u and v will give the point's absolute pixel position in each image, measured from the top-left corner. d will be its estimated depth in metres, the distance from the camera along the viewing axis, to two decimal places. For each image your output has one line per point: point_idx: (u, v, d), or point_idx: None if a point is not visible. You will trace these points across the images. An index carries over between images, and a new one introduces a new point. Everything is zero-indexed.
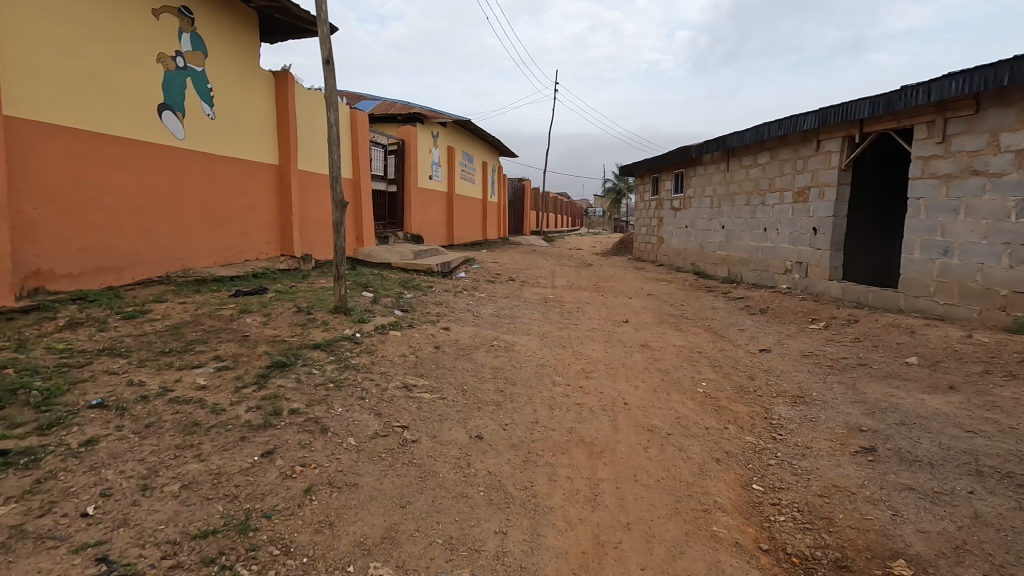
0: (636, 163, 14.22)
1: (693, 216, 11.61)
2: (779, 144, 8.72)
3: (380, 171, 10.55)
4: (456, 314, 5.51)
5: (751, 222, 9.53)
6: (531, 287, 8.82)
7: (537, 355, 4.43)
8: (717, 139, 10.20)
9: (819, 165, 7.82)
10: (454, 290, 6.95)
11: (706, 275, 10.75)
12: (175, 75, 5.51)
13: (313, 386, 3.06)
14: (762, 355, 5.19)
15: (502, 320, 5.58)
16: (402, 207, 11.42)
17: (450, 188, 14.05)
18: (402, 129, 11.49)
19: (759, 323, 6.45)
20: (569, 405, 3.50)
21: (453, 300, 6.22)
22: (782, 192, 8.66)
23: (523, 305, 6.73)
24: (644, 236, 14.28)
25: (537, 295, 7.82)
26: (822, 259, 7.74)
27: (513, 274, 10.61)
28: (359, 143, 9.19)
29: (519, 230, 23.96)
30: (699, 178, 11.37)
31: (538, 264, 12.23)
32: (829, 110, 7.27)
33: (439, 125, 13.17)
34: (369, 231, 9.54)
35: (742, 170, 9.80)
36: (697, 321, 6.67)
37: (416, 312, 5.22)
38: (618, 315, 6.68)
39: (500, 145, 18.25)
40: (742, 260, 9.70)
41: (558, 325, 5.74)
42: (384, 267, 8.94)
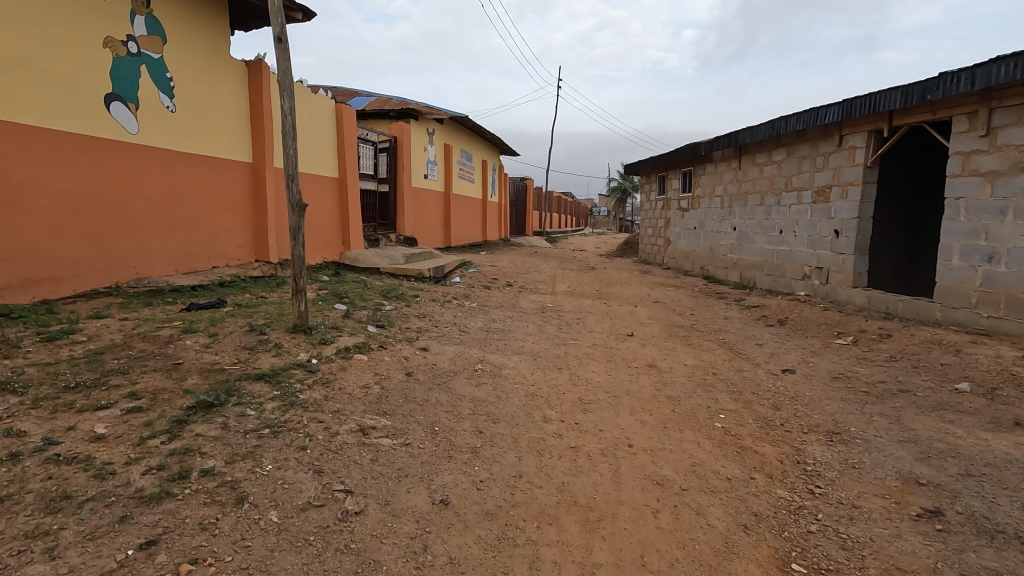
0: (642, 161, 13.57)
1: (702, 217, 10.98)
2: (796, 140, 8.09)
3: (370, 169, 9.96)
4: (440, 329, 4.91)
5: (765, 224, 8.90)
6: (529, 294, 8.21)
7: (528, 381, 3.82)
8: (728, 135, 9.56)
9: (842, 162, 7.19)
10: (443, 299, 6.34)
11: (716, 280, 10.12)
12: (127, 62, 4.94)
13: (241, 434, 2.47)
14: (786, 377, 4.56)
15: (492, 336, 4.97)
16: (396, 208, 10.86)
17: (448, 188, 13.47)
18: (395, 125, 10.91)
19: (779, 337, 5.81)
20: (561, 451, 2.89)
21: (439, 312, 5.61)
22: (800, 191, 8.03)
23: (518, 316, 6.12)
24: (650, 238, 13.64)
25: (534, 304, 7.22)
26: (845, 265, 7.11)
27: (511, 278, 10.01)
28: (345, 141, 8.62)
29: (521, 231, 23.35)
30: (709, 177, 10.73)
31: (538, 268, 11.61)
32: (855, 102, 6.64)
33: (435, 121, 12.59)
34: (357, 234, 8.98)
35: (756, 169, 9.15)
36: (710, 334, 6.04)
37: (394, 328, 4.62)
38: (622, 328, 6.06)
39: (500, 143, 17.64)
40: (756, 264, 9.07)
41: (555, 341, 5.13)
42: (372, 272, 8.38)
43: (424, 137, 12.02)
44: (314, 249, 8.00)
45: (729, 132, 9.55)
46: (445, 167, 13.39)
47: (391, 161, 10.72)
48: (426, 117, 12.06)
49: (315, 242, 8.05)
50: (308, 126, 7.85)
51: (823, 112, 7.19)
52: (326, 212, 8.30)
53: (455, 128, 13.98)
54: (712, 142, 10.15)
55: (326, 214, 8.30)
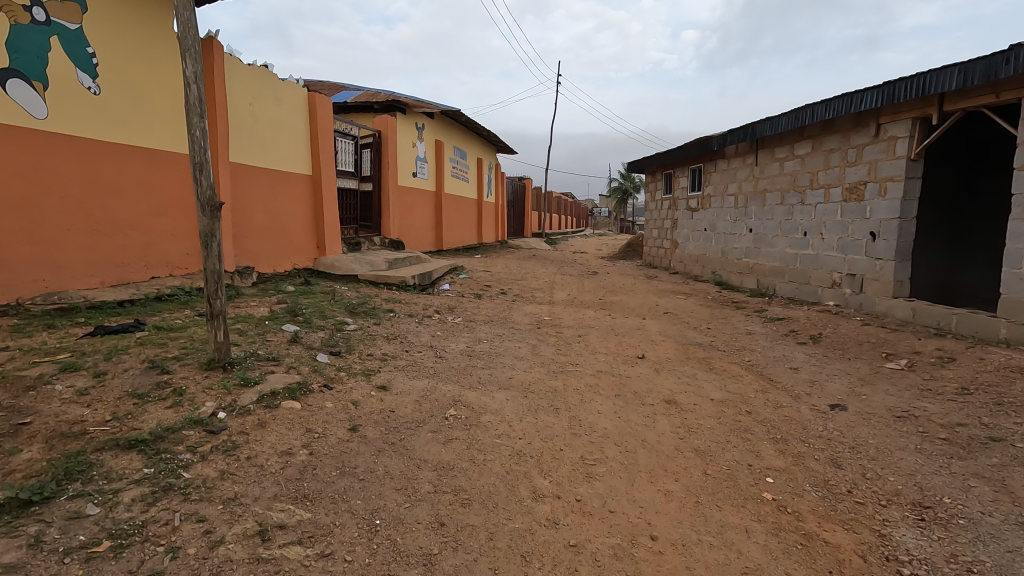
0: (646, 158, 12.69)
1: (714, 218, 10.13)
2: (823, 131, 7.23)
3: (351, 167, 9.07)
4: (410, 355, 4.02)
5: (786, 225, 8.05)
6: (524, 305, 7.33)
7: (516, 431, 2.94)
8: (745, 126, 8.69)
9: (879, 155, 6.33)
10: (422, 314, 5.46)
11: (729, 287, 9.27)
12: (31, 31, 4.07)
13: (55, 560, 1.58)
14: (838, 416, 3.68)
15: (475, 364, 4.08)
16: (380, 208, 10.01)
17: (440, 188, 12.61)
18: (379, 119, 10.05)
19: (817, 360, 4.92)
20: (556, 555, 2.01)
21: (414, 332, 4.73)
22: (828, 188, 7.17)
23: (509, 334, 5.23)
24: (655, 240, 12.77)
25: (529, 317, 6.33)
26: (884, 272, 6.25)
27: (505, 286, 9.14)
28: (320, 133, 7.76)
29: (519, 232, 22.46)
30: (722, 174, 9.85)
31: (535, 273, 10.73)
32: (899, 85, 5.77)
33: (425, 115, 11.73)
34: (334, 237, 8.13)
35: (776, 164, 8.28)
36: (734, 355, 5.15)
37: (351, 356, 3.73)
38: (631, 348, 5.16)
39: (497, 140, 16.78)
40: (775, 270, 8.23)
41: (552, 368, 4.24)
42: (349, 280, 7.56)
43: (412, 133, 11.16)
44: (283, 254, 7.15)
45: (746, 123, 8.68)
46: (436, 165, 12.53)
47: (375, 158, 9.86)
48: (414, 111, 11.18)
49: (285, 247, 7.20)
50: (276, 116, 7.00)
51: (859, 97, 6.32)
52: (298, 213, 7.45)
53: (447, 123, 13.11)
54: (725, 136, 9.28)
55: (297, 215, 7.45)
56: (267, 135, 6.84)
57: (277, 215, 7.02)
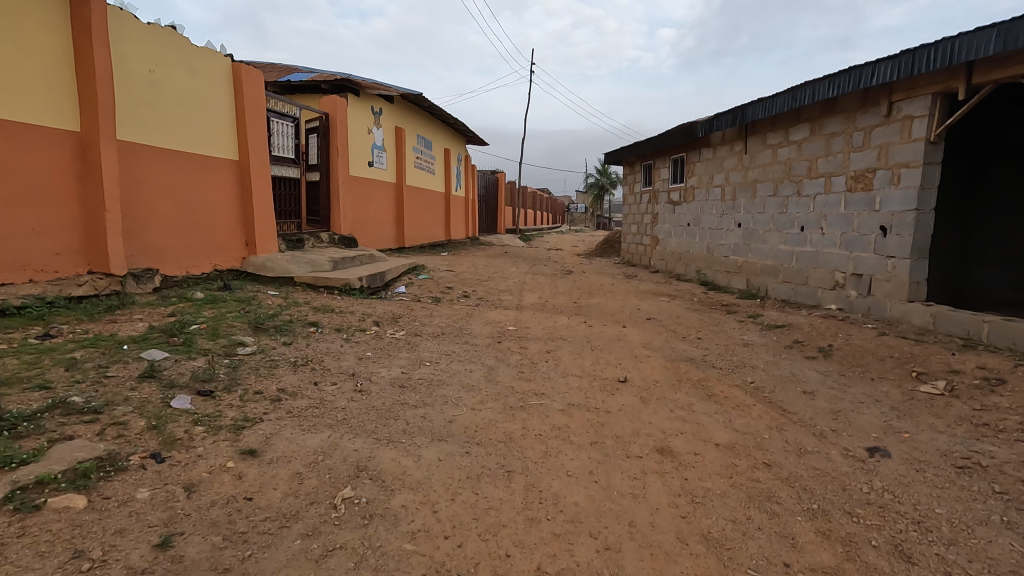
0: (624, 148, 11.81)
1: (697, 211, 9.31)
2: (824, 112, 6.42)
3: (291, 153, 7.94)
4: (318, 391, 3.00)
5: (780, 218, 7.23)
6: (487, 312, 6.35)
7: (441, 524, 1.94)
8: (735, 109, 7.84)
9: (891, 137, 5.52)
10: (355, 328, 4.43)
11: (716, 287, 8.46)
12: None
13: None
14: (884, 467, 2.79)
15: (407, 400, 3.08)
16: (329, 201, 8.93)
17: (401, 179, 11.54)
18: (327, 100, 8.93)
19: (834, 382, 4.05)
20: None
21: (336, 354, 3.69)
22: (830, 177, 6.36)
23: (462, 352, 4.22)
24: (634, 236, 11.92)
25: (490, 328, 5.34)
26: (896, 272, 5.45)
27: (468, 288, 8.16)
28: (247, 111, 6.61)
29: (491, 228, 21.43)
30: (707, 164, 9.02)
31: (504, 272, 9.76)
32: (924, 54, 4.93)
33: (382, 98, 10.63)
34: (268, 233, 7.00)
35: (768, 151, 7.46)
36: (734, 375, 4.24)
37: (228, 397, 2.70)
38: (611, 368, 4.21)
39: (466, 130, 15.75)
40: (768, 269, 7.42)
41: (509, 403, 3.26)
42: (284, 283, 6.57)
43: (367, 117, 10.07)
44: (200, 254, 6.02)
45: (736, 106, 7.83)
46: (396, 154, 11.45)
47: (322, 144, 8.75)
48: (368, 93, 10.07)
49: (203, 245, 6.08)
50: (188, 88, 5.85)
51: (870, 71, 5.49)
52: (219, 205, 6.32)
53: (408, 109, 12.01)
54: (712, 120, 8.44)
55: (219, 207, 6.32)
56: (177, 111, 5.69)
57: (191, 206, 5.88)
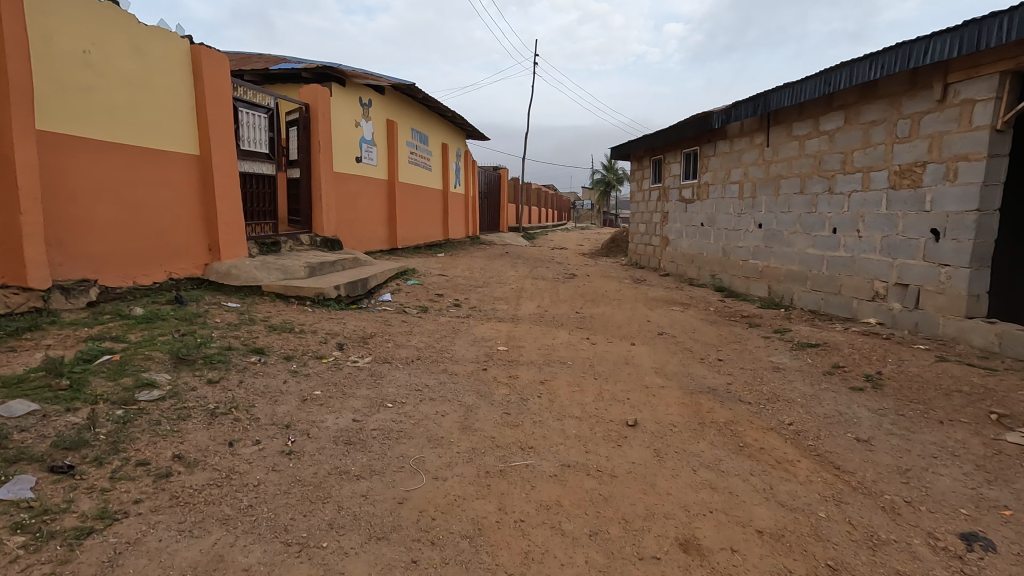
0: (632, 142, 11.03)
1: (712, 210, 8.54)
2: (862, 98, 5.63)
3: (266, 148, 7.20)
4: (230, 457, 2.28)
5: (808, 219, 6.47)
6: (477, 326, 5.61)
7: None
8: (756, 97, 7.05)
9: (946, 126, 4.74)
10: (311, 355, 3.71)
11: (733, 294, 7.71)
12: None
13: None
14: (993, 571, 2.03)
15: (348, 467, 2.34)
16: (311, 200, 8.24)
17: (393, 176, 10.82)
18: (308, 90, 8.21)
19: (892, 425, 3.29)
20: None
21: (273, 395, 2.96)
22: (868, 172, 5.58)
23: (436, 386, 3.49)
24: (642, 236, 11.15)
25: (477, 348, 4.61)
26: (951, 283, 4.68)
27: (460, 296, 7.43)
28: (209, 100, 5.90)
29: (493, 226, 20.69)
30: (723, 159, 8.23)
31: (502, 276, 9.02)
32: (992, 24, 4.15)
33: (371, 89, 9.91)
34: (236, 237, 6.30)
35: (794, 143, 6.67)
36: (768, 416, 3.49)
37: (94, 475, 1.98)
38: (617, 405, 3.47)
39: (465, 124, 14.99)
40: (793, 275, 6.66)
41: (486, 466, 2.52)
42: (250, 294, 5.88)
43: (354, 109, 9.35)
44: (151, 261, 5.33)
45: (757, 93, 7.04)
46: (388, 149, 10.74)
47: (302, 137, 8.04)
48: (355, 83, 9.35)
49: (157, 251, 5.39)
50: (136, 73, 5.13)
51: (922, 48, 4.70)
52: (177, 205, 5.62)
53: (402, 101, 11.29)
54: (728, 111, 7.66)
55: (177, 208, 5.62)
56: (121, 99, 4.98)
57: (140, 208, 5.19)
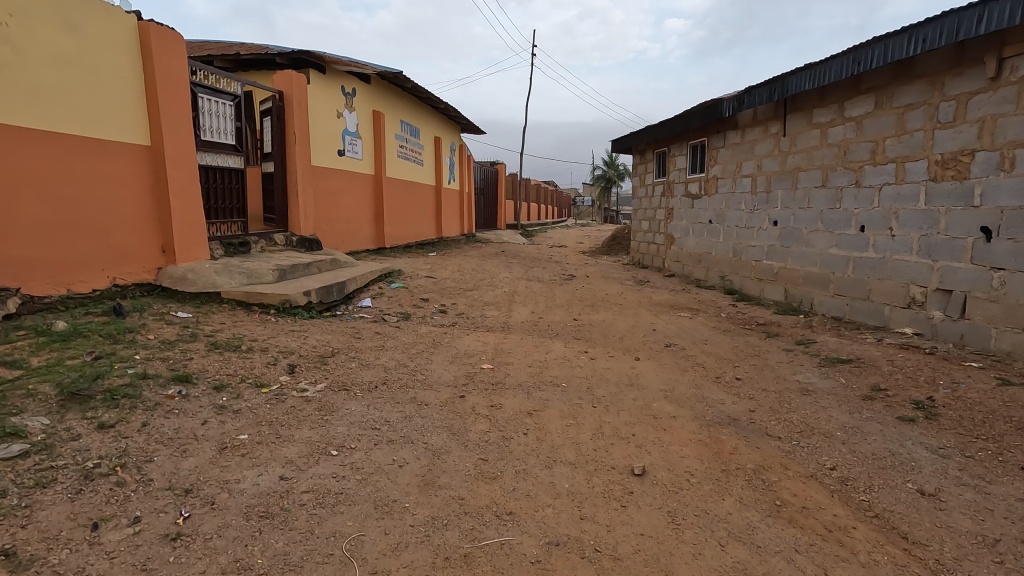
0: (634, 134, 10.37)
1: (721, 206, 7.91)
2: (897, 78, 4.98)
3: (234, 139, 6.54)
4: (86, 550, 1.65)
5: (830, 216, 5.84)
6: (461, 338, 4.97)
7: None
8: (772, 81, 6.40)
9: (1001, 108, 4.11)
10: (249, 383, 3.06)
11: (745, 297, 7.10)
12: None
13: None
14: None
15: (253, 562, 1.71)
16: (286, 196, 7.62)
17: (380, 170, 10.19)
18: (282, 77, 7.56)
19: (962, 473, 2.65)
20: None
21: (182, 443, 2.32)
22: (903, 163, 4.94)
23: (399, 422, 2.85)
24: (645, 234, 10.51)
25: (456, 367, 3.97)
26: (1006, 290, 4.06)
27: (447, 301, 6.79)
28: (160, 83, 5.24)
29: (490, 224, 20.03)
30: (734, 150, 7.58)
31: (494, 278, 8.39)
32: None
33: (355, 77, 9.26)
34: (195, 237, 5.66)
35: (815, 131, 6.02)
36: (805, 457, 2.86)
37: None
38: (620, 445, 2.84)
39: (459, 116, 14.31)
40: (814, 278, 6.05)
41: (445, 548, 1.89)
42: (208, 301, 5.25)
43: (336, 99, 8.71)
44: (91, 265, 4.70)
45: (774, 77, 6.37)
46: (375, 142, 10.09)
47: (275, 128, 7.41)
48: (336, 70, 8.70)
49: (98, 254, 4.76)
50: (67, 52, 4.48)
51: (975, 16, 4.04)
52: (123, 202, 4.98)
53: (390, 91, 10.63)
54: (741, 97, 7.00)
55: (123, 205, 4.99)
56: (48, 80, 4.34)
57: (76, 205, 4.57)
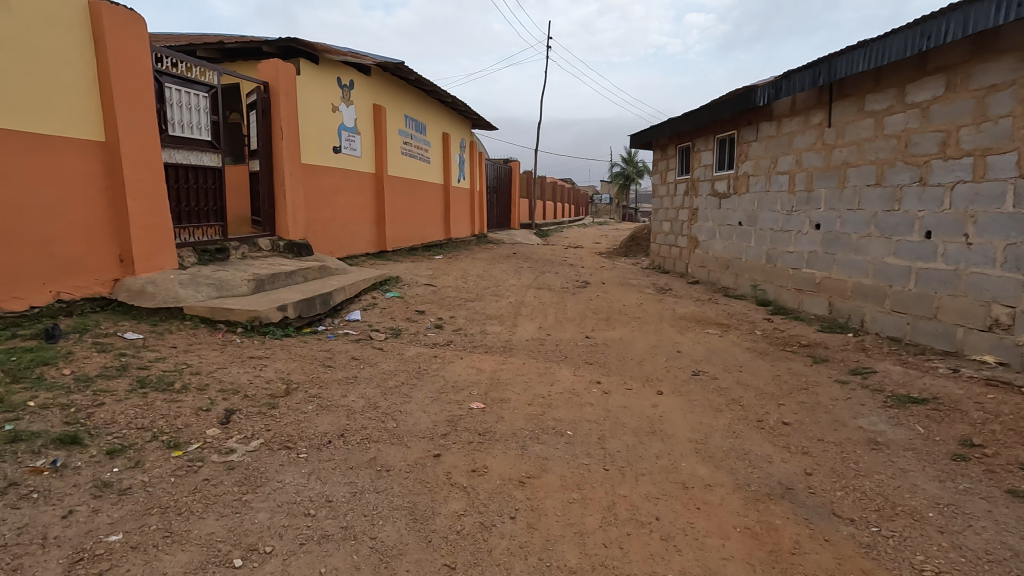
0: (655, 127, 9.55)
1: (753, 207, 7.09)
2: (978, 55, 4.16)
3: (210, 135, 5.92)
4: None
5: (886, 219, 5.02)
6: (453, 364, 4.26)
7: None
8: (816, 63, 5.56)
9: None
10: (159, 443, 2.37)
11: (781, 310, 6.29)
12: None
13: None
14: None
15: None
16: (274, 196, 7.01)
17: (381, 169, 9.54)
18: (269, 67, 6.93)
19: None
20: None
21: (19, 553, 1.65)
22: (985, 157, 4.12)
23: (344, 503, 2.15)
24: (666, 236, 9.69)
25: (438, 409, 3.26)
26: None
27: (444, 314, 6.08)
28: (114, 70, 4.61)
29: (503, 223, 19.30)
30: (769, 144, 6.75)
31: (500, 286, 7.67)
32: None
33: (352, 69, 8.60)
34: (160, 245, 5.05)
35: (868, 121, 5.19)
36: (895, 558, 2.09)
37: None
38: (639, 538, 2.11)
39: (469, 111, 13.60)
40: (866, 292, 5.23)
41: None
42: (169, 318, 4.63)
43: (331, 91, 8.07)
44: (29, 280, 4.11)
45: (818, 58, 5.53)
46: (375, 138, 9.44)
47: (261, 123, 6.80)
48: (331, 61, 8.05)
49: (38, 265, 4.16)
50: None
51: None
52: (70, 207, 4.38)
53: (392, 84, 9.97)
54: (778, 83, 6.16)
55: (71, 209, 4.38)
56: None
57: (9, 211, 3.97)
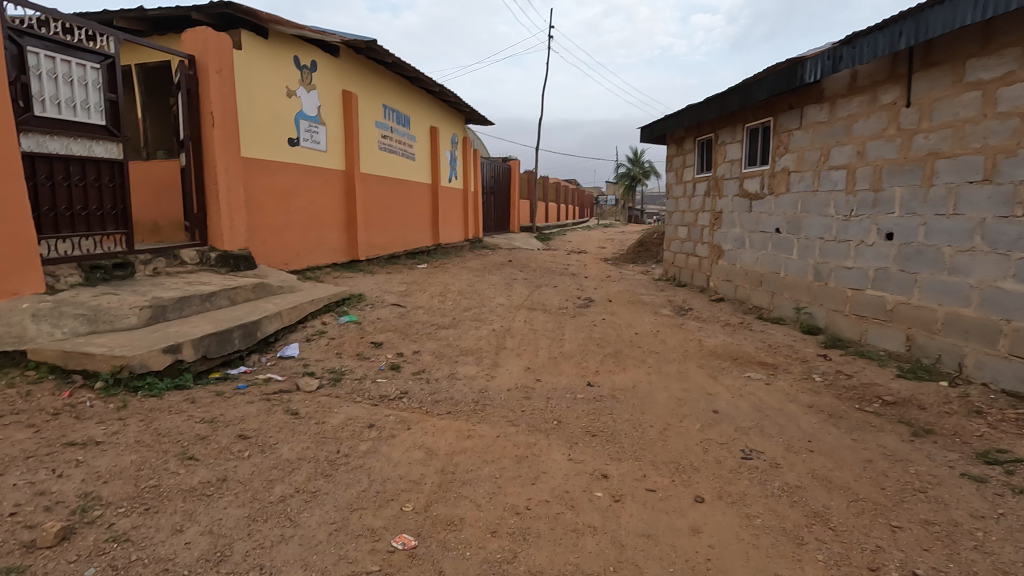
0: (670, 117, 8.20)
1: (796, 211, 5.72)
2: None
3: (106, 118, 4.61)
4: None
5: (1001, 228, 3.67)
6: (392, 442, 2.91)
7: None
8: (893, 23, 4.21)
9: None
10: None
11: (837, 343, 4.92)
12: None
13: None
14: None
15: None
16: (206, 197, 5.72)
17: (351, 166, 8.22)
18: (199, 40, 5.63)
19: None
20: None
21: None
22: None
23: None
24: (683, 243, 8.31)
25: (332, 560, 1.91)
26: None
27: (406, 349, 4.73)
28: None
29: (501, 227, 17.95)
30: (818, 132, 5.39)
31: (485, 306, 6.32)
32: None
33: (313, 47, 7.30)
34: (13, 262, 3.73)
35: (972, 95, 3.85)
36: None
37: None
38: None
39: (461, 104, 12.28)
40: (967, 326, 3.88)
41: None
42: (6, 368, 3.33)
43: (285, 72, 6.76)
44: None
45: (896, 16, 4.17)
46: (344, 130, 8.13)
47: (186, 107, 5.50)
48: (284, 36, 6.75)
49: None
50: None
51: None
52: None
53: (365, 68, 8.66)
54: (837, 52, 4.79)
55: None
56: None
57: None
